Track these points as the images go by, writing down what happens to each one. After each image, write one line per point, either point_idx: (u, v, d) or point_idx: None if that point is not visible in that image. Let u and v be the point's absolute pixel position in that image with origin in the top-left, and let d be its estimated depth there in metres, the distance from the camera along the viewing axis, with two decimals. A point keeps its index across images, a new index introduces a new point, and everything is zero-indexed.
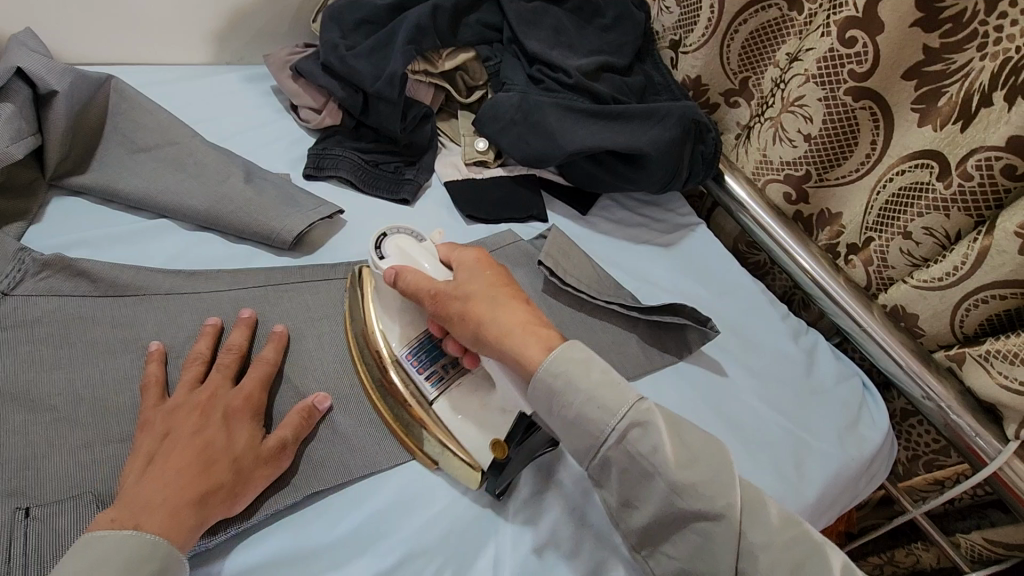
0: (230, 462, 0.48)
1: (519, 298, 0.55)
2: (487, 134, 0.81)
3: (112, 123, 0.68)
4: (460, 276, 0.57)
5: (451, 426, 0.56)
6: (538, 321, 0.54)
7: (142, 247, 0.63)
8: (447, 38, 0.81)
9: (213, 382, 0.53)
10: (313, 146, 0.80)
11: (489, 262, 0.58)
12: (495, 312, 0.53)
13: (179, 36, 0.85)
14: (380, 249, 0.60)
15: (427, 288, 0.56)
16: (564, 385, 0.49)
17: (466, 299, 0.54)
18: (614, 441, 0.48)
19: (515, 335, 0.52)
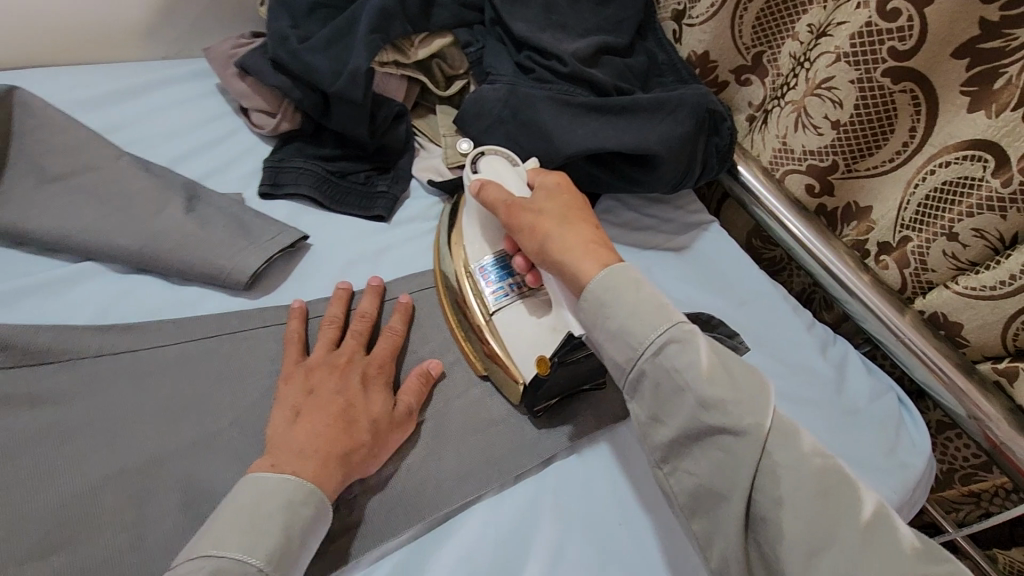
0: (372, 417, 0.50)
1: (591, 220, 0.55)
2: (471, 133, 0.70)
3: (19, 147, 0.56)
4: (538, 194, 0.58)
5: (506, 341, 0.57)
6: (604, 242, 0.53)
7: (63, 298, 0.53)
8: (419, 23, 0.69)
9: (349, 347, 0.54)
10: (268, 157, 0.68)
11: (573, 186, 0.59)
12: (562, 228, 0.53)
13: (100, 31, 0.73)
14: (476, 165, 0.63)
15: (505, 199, 0.57)
16: (600, 290, 0.49)
17: (538, 213, 0.55)
18: (651, 351, 0.46)
19: (576, 251, 0.52)
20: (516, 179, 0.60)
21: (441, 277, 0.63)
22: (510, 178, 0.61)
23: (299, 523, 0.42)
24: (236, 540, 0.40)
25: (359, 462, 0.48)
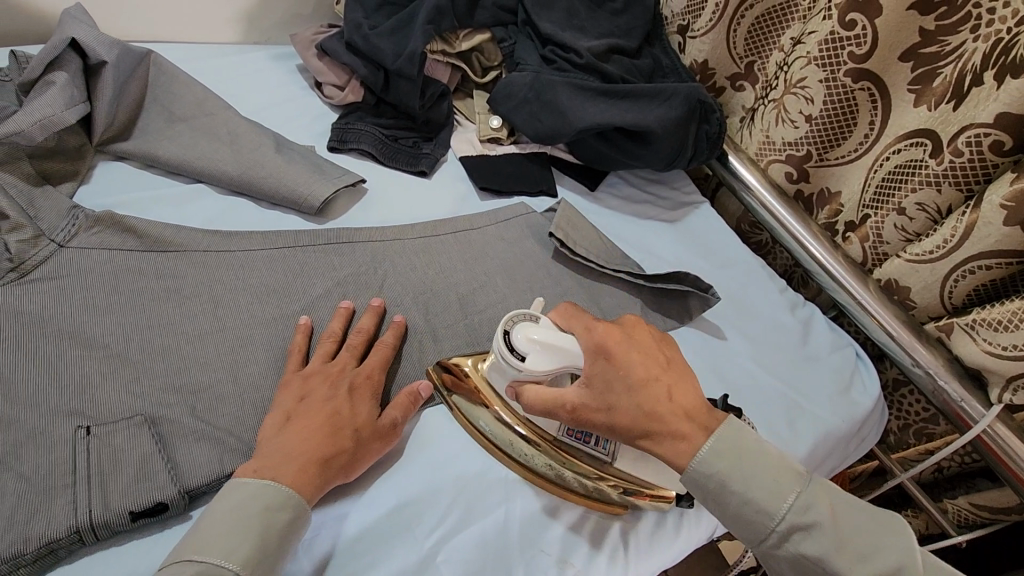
0: (353, 430, 0.53)
1: (668, 388, 0.52)
2: (501, 112, 0.86)
3: (153, 95, 0.72)
4: (589, 371, 0.53)
5: (633, 473, 0.56)
6: (688, 414, 0.52)
7: (179, 209, 0.68)
8: (465, 20, 0.85)
9: (343, 359, 0.58)
10: (336, 121, 0.84)
11: (625, 354, 0.53)
12: (637, 412, 0.51)
13: (201, 12, 0.87)
14: (516, 349, 0.55)
15: (562, 404, 0.53)
16: (723, 478, 0.50)
17: (610, 409, 0.51)
18: (777, 539, 0.50)
19: (671, 415, 0.51)
20: (548, 351, 0.54)
21: (501, 437, 0.58)
22: (546, 360, 0.54)
23: (276, 526, 0.46)
24: (220, 546, 0.44)
25: (344, 465, 0.52)
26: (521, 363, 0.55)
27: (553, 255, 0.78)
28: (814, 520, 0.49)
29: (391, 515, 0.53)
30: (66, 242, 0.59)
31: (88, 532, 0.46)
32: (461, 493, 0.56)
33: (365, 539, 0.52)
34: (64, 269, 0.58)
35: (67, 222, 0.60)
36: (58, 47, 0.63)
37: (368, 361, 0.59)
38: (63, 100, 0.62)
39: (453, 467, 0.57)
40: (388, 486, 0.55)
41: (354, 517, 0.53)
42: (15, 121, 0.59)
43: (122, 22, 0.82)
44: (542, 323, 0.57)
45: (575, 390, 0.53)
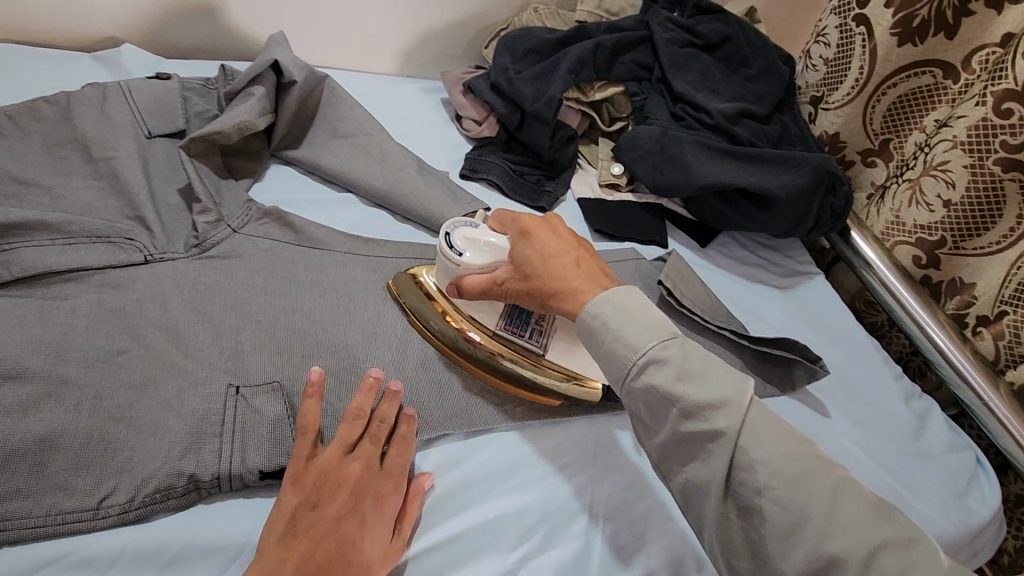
0: (360, 569, 0.49)
1: (575, 257, 0.57)
2: (624, 160, 0.89)
3: (323, 111, 0.82)
4: (513, 252, 0.59)
5: (563, 361, 0.64)
6: (586, 272, 0.56)
7: (329, 212, 0.76)
8: (602, 73, 0.90)
9: (363, 459, 0.53)
10: (470, 152, 0.91)
11: (538, 234, 0.59)
12: (548, 278, 0.56)
13: (370, 46, 0.98)
14: (450, 240, 0.62)
15: (494, 280, 0.60)
16: (606, 318, 0.52)
17: (530, 279, 0.57)
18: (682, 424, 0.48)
19: (576, 278, 0.55)
20: (482, 249, 0.61)
21: (446, 349, 0.65)
22: (480, 254, 0.61)
23: None
24: None
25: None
26: (458, 260, 0.61)
27: (658, 302, 0.79)
28: (693, 385, 0.49)
29: (465, 535, 0.55)
30: (240, 229, 0.68)
31: (226, 481, 0.52)
32: (532, 523, 0.57)
33: (436, 553, 0.54)
34: (236, 251, 0.66)
35: (242, 212, 0.69)
36: (262, 66, 0.74)
37: (387, 479, 0.54)
38: (258, 109, 0.72)
39: (527, 501, 0.58)
40: (464, 507, 0.57)
41: (426, 531, 0.55)
42: (221, 124, 0.69)
43: (304, 49, 0.94)
44: (481, 225, 0.63)
45: (505, 271, 0.60)
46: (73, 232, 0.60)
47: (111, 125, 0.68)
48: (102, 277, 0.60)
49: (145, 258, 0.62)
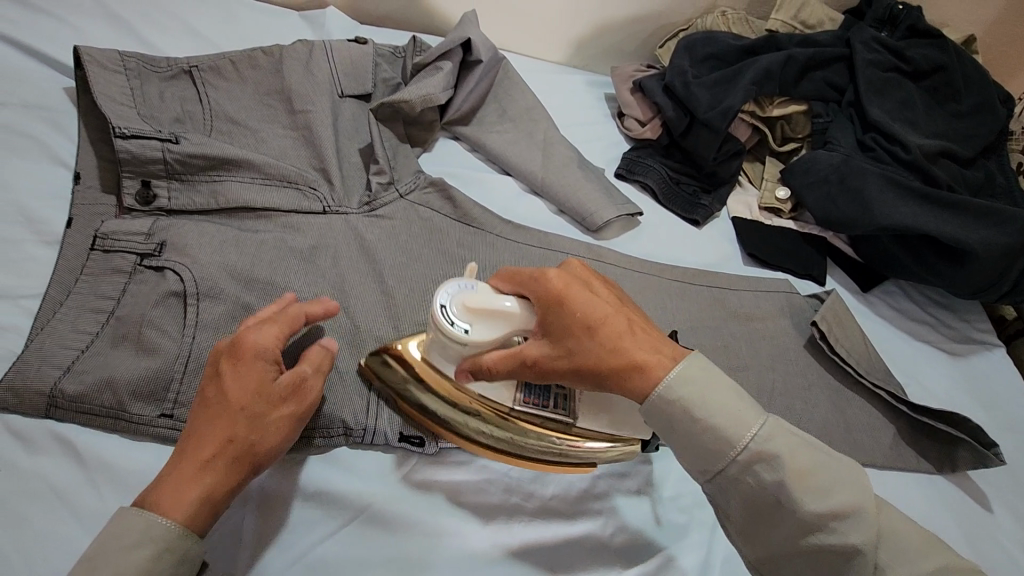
0: (237, 412, 0.47)
1: (627, 321, 0.49)
2: (792, 185, 0.83)
3: (495, 92, 0.83)
4: (545, 324, 0.50)
5: (592, 428, 0.55)
6: (645, 340, 0.49)
7: (486, 193, 0.78)
8: (788, 88, 0.84)
9: (233, 331, 0.52)
10: (627, 153, 0.89)
11: (574, 296, 0.49)
12: (603, 352, 0.48)
13: (545, 32, 0.98)
14: (450, 315, 0.51)
15: (523, 360, 0.50)
16: (688, 403, 0.47)
17: (584, 348, 0.48)
18: (736, 467, 0.46)
19: (635, 345, 0.48)
20: (491, 321, 0.51)
21: (450, 423, 0.54)
22: (489, 327, 0.51)
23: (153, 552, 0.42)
24: None
25: (250, 459, 0.47)
26: (464, 335, 0.51)
27: (806, 343, 0.73)
28: (774, 450, 0.46)
29: (581, 540, 0.53)
30: (407, 195, 0.71)
31: (369, 433, 0.54)
32: (648, 546, 0.54)
33: (545, 548, 0.52)
34: (401, 216, 0.70)
35: (412, 180, 0.72)
36: (455, 42, 0.77)
37: (263, 328, 0.51)
38: (443, 83, 0.75)
39: (642, 519, 0.55)
40: (579, 513, 0.54)
41: (536, 526, 0.53)
42: (409, 94, 0.73)
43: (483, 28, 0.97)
44: (478, 284, 0.52)
45: (537, 344, 0.50)
46: (269, 173, 0.66)
47: (313, 80, 0.74)
48: (287, 219, 0.65)
49: (324, 208, 0.67)
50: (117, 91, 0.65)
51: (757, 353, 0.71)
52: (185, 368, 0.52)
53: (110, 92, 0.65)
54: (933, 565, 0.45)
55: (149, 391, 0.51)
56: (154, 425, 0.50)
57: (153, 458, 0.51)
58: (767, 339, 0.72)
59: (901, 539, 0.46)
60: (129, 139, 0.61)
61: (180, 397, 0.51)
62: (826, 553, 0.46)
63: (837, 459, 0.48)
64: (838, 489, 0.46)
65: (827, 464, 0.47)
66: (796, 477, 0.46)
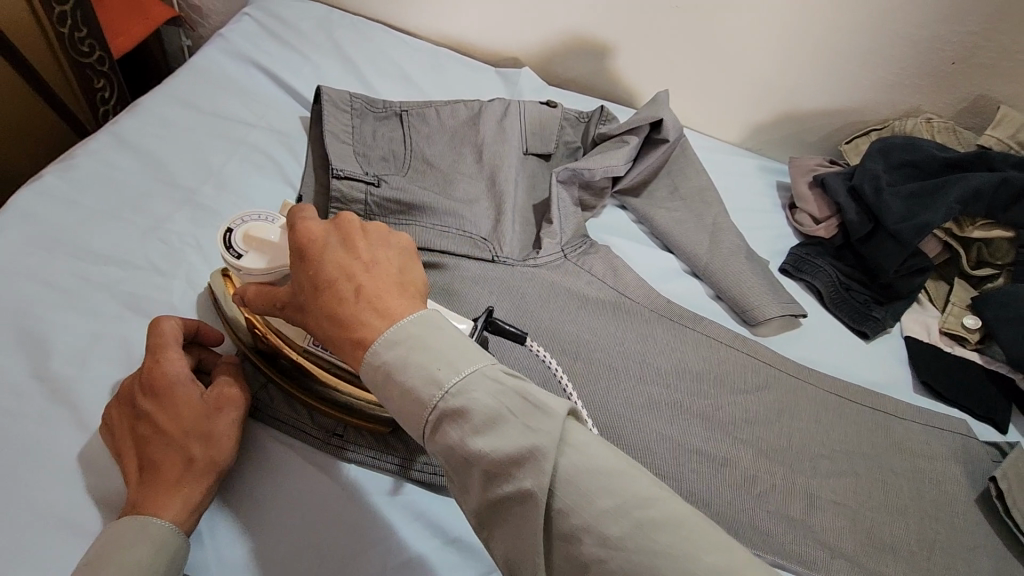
0: (190, 432, 0.49)
1: (367, 282, 0.45)
2: (985, 316, 0.76)
3: (669, 166, 0.84)
4: (289, 273, 0.48)
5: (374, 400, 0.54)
6: (373, 310, 0.44)
7: (646, 266, 0.78)
8: (996, 211, 0.77)
9: (144, 373, 0.50)
10: (794, 248, 0.86)
11: (320, 251, 0.46)
12: (324, 315, 0.45)
13: (724, 112, 0.98)
14: (230, 242, 0.54)
15: (270, 301, 0.50)
16: (394, 368, 0.42)
17: (319, 293, 0.45)
18: (430, 428, 0.40)
19: (360, 298, 0.44)
20: (263, 254, 0.53)
21: (276, 374, 0.57)
22: (260, 258, 0.53)
23: (152, 555, 0.44)
24: None
25: (217, 467, 0.49)
26: (238, 262, 0.54)
27: (978, 498, 0.65)
28: (471, 404, 0.40)
29: None
30: (571, 257, 0.73)
31: None
32: None
33: None
34: (563, 276, 0.72)
35: (578, 244, 0.75)
36: (644, 120, 0.79)
37: (169, 359, 0.51)
38: (625, 156, 0.78)
39: None
40: None
41: None
42: (593, 162, 0.77)
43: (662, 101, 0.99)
44: (271, 224, 0.55)
45: (286, 290, 0.49)
46: (451, 220, 0.71)
47: (504, 137, 0.80)
48: (463, 264, 0.70)
49: (494, 258, 0.71)
50: (341, 128, 0.74)
51: (918, 495, 0.64)
52: None
53: (335, 128, 0.74)
54: (616, 503, 0.37)
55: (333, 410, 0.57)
56: (329, 443, 0.56)
57: (326, 469, 0.55)
58: (931, 483, 0.65)
59: (589, 472, 0.38)
60: (342, 180, 0.69)
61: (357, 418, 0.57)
62: (508, 505, 0.38)
63: (543, 407, 0.40)
64: (527, 432, 0.39)
65: (520, 411, 0.40)
66: (478, 425, 0.39)
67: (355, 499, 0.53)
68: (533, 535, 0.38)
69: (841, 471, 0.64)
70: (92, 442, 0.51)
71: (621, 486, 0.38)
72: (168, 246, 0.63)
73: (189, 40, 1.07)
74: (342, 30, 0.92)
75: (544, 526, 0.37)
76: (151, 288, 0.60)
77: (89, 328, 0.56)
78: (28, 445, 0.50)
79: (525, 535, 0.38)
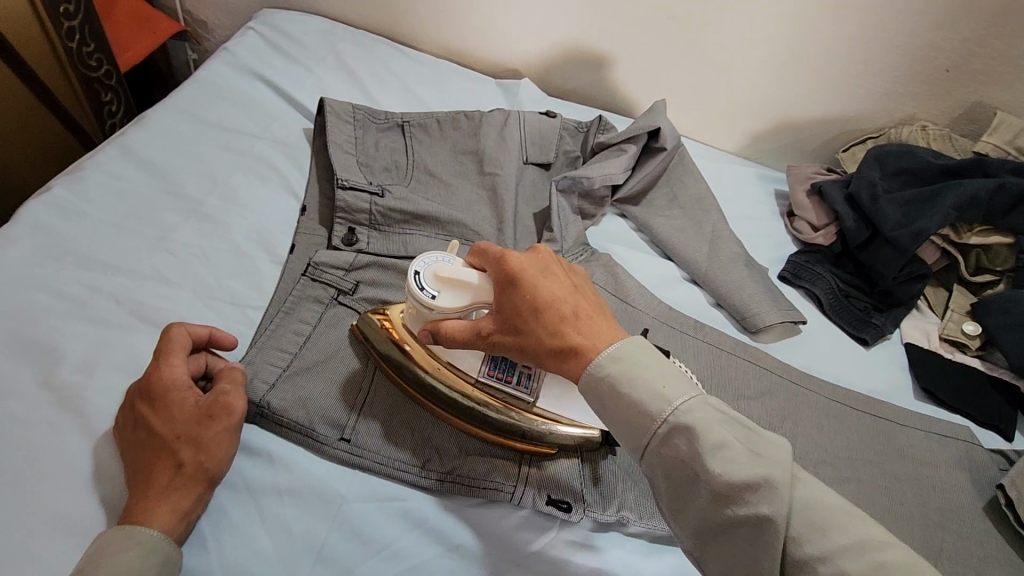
0: (180, 438, 0.49)
1: (575, 307, 0.50)
2: (984, 322, 0.76)
3: (669, 175, 0.84)
4: (501, 302, 0.52)
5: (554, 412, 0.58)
6: (590, 328, 0.49)
7: (647, 273, 0.79)
8: (992, 218, 0.77)
9: (144, 378, 0.51)
10: (793, 255, 0.86)
11: (533, 278, 0.51)
12: (546, 337, 0.49)
13: (723, 122, 0.99)
14: (420, 280, 0.56)
15: (477, 331, 0.53)
16: (618, 380, 0.46)
17: (549, 331, 0.49)
18: (657, 441, 0.44)
19: (586, 330, 0.49)
20: (456, 288, 0.55)
21: (445, 412, 0.57)
22: (452, 294, 0.55)
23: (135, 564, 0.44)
24: None
25: (206, 474, 0.49)
26: (431, 301, 0.55)
27: (983, 506, 0.65)
28: (694, 425, 0.44)
29: None
30: (572, 266, 0.74)
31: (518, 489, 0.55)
32: None
33: None
34: None
35: (580, 252, 0.75)
36: (643, 129, 0.79)
37: (169, 364, 0.51)
38: (624, 165, 0.79)
39: None
40: None
41: None
42: (592, 171, 0.77)
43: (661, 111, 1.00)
44: (454, 261, 0.57)
45: (491, 320, 0.53)
46: (453, 229, 0.72)
47: (505, 147, 0.80)
48: None
49: None
50: (344, 139, 0.75)
51: (922, 501, 0.64)
52: (364, 401, 0.58)
53: (338, 140, 0.75)
54: (850, 538, 0.41)
55: (333, 417, 0.57)
56: (329, 449, 0.55)
57: (326, 476, 0.55)
58: (935, 489, 0.65)
59: (818, 510, 0.42)
60: (346, 190, 0.70)
61: (358, 425, 0.57)
62: (735, 526, 0.42)
63: (754, 432, 0.44)
64: (755, 458, 0.43)
65: (741, 438, 0.44)
66: (709, 449, 0.43)
67: (356, 507, 0.54)
68: (767, 557, 0.41)
69: (845, 477, 0.64)
70: (96, 450, 0.51)
71: (844, 522, 0.42)
72: (174, 256, 0.63)
73: (195, 54, 1.10)
74: (345, 43, 0.93)
75: (778, 550, 0.41)
76: (157, 297, 0.60)
77: (93, 336, 0.57)
78: (34, 454, 0.50)
79: (753, 553, 0.42)
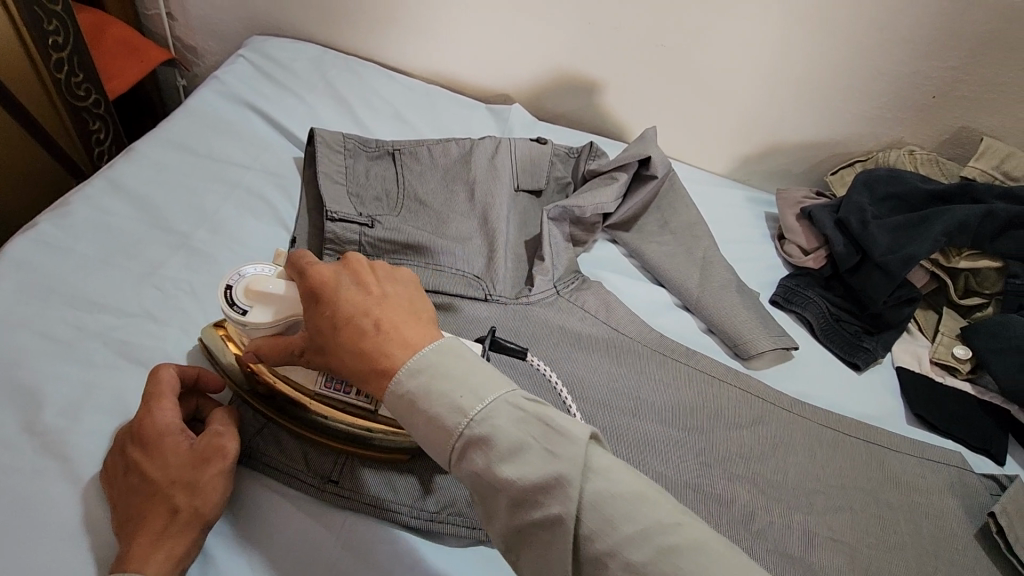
0: (173, 483, 0.48)
1: (379, 319, 0.47)
2: (975, 346, 0.76)
3: (659, 200, 0.85)
4: (306, 318, 0.49)
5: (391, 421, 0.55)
6: (395, 342, 0.46)
7: (636, 300, 0.79)
8: (981, 242, 0.78)
9: (135, 422, 0.50)
10: (784, 279, 0.86)
11: (334, 293, 0.48)
12: (351, 355, 0.46)
13: (712, 145, 0.99)
14: (236, 302, 0.54)
15: (289, 347, 0.52)
16: (417, 397, 0.44)
17: (350, 346, 0.46)
18: (454, 455, 0.43)
19: (387, 343, 0.46)
20: (267, 304, 0.54)
21: (293, 425, 0.57)
22: (265, 310, 0.54)
23: None
24: None
25: (201, 519, 0.48)
26: (244, 319, 0.54)
27: (977, 533, 0.65)
28: (495, 434, 0.42)
29: None
30: (563, 294, 0.74)
31: None
32: None
33: None
34: (556, 313, 0.72)
35: (571, 280, 0.75)
36: (633, 157, 0.80)
37: (160, 408, 0.51)
38: (613, 193, 0.79)
39: None
40: None
41: None
42: (582, 200, 0.78)
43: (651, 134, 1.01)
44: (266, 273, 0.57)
45: (301, 336, 0.51)
46: (443, 259, 0.72)
47: (495, 175, 0.81)
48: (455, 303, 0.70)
49: (486, 297, 0.71)
50: (335, 170, 0.75)
51: (916, 530, 0.64)
52: None
53: (329, 170, 0.75)
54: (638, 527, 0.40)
55: (325, 457, 0.56)
56: (323, 490, 0.55)
57: (317, 518, 0.54)
58: (928, 518, 0.65)
59: (615, 501, 0.40)
60: (336, 222, 0.70)
61: (351, 465, 0.56)
62: (535, 529, 0.41)
63: (556, 429, 0.43)
64: (548, 457, 0.41)
65: (543, 438, 0.42)
66: (501, 452, 0.42)
67: (348, 549, 0.53)
68: (560, 559, 0.40)
69: (839, 507, 0.64)
70: (83, 495, 0.51)
71: None
72: (163, 292, 0.63)
73: (184, 80, 1.10)
74: (335, 69, 0.93)
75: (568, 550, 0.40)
76: (146, 335, 0.60)
77: (81, 377, 0.56)
78: (18, 501, 0.49)
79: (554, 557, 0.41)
